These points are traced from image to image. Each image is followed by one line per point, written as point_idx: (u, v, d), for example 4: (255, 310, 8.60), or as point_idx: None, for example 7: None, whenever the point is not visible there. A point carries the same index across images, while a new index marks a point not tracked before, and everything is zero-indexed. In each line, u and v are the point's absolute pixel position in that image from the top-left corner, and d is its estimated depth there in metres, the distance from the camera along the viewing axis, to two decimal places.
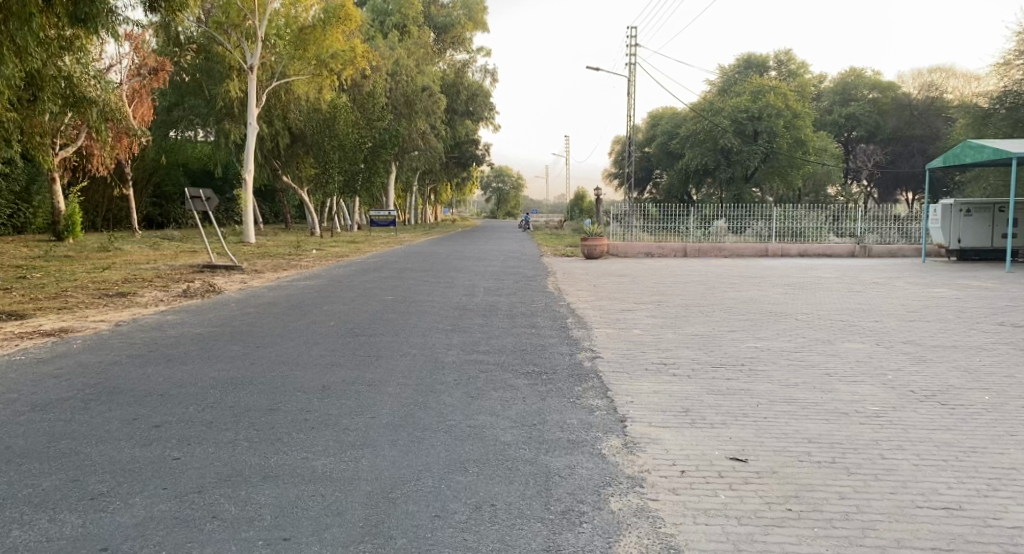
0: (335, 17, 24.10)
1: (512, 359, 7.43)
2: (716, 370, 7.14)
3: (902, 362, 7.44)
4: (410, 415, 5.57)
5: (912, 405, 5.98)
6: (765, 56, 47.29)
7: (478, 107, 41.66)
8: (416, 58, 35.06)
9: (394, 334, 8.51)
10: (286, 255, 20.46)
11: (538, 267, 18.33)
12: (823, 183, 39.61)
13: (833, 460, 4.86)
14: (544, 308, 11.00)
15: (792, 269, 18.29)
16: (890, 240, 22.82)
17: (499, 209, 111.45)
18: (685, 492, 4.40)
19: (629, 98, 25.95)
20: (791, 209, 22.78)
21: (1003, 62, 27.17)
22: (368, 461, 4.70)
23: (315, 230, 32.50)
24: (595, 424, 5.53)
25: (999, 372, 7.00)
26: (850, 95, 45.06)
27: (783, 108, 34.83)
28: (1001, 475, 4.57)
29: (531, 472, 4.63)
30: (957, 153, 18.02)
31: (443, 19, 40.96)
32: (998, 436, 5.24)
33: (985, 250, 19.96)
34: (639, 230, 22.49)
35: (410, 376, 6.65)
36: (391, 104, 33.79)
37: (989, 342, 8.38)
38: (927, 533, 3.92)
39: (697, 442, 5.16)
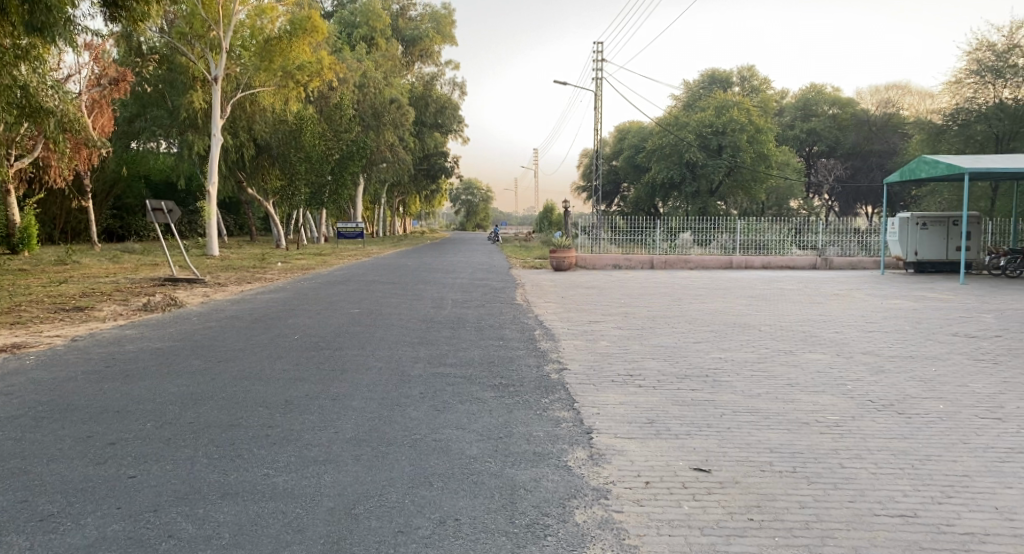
0: (302, 28, 23.90)
1: (479, 372, 7.41)
2: (681, 381, 7.20)
3: (861, 372, 7.58)
4: (374, 429, 5.53)
5: (870, 415, 6.10)
6: (728, 72, 48.15)
7: (447, 120, 41.67)
8: (384, 70, 35.17)
9: (359, 348, 8.45)
10: (251, 268, 20.20)
11: (507, 279, 18.34)
12: (785, 197, 40.24)
13: (794, 469, 4.94)
14: (511, 320, 11.02)
15: (756, 281, 18.55)
16: (850, 253, 23.28)
17: (468, 221, 111.25)
18: (649, 503, 4.43)
19: (596, 112, 26.22)
20: (755, 222, 23.16)
21: (953, 80, 28.01)
22: (331, 477, 4.65)
23: (281, 243, 32.11)
24: (561, 436, 5.54)
25: (953, 381, 7.18)
26: (812, 110, 45.92)
27: (746, 122, 35.49)
28: (954, 483, 4.68)
29: (497, 485, 4.62)
30: (912, 168, 18.43)
31: (411, 32, 40.91)
32: (951, 444, 5.38)
33: (940, 263, 20.49)
34: (607, 242, 22.77)
35: (376, 390, 6.60)
36: (358, 115, 33.68)
37: (944, 352, 8.60)
38: (884, 540, 3.99)
39: (662, 453, 5.20)
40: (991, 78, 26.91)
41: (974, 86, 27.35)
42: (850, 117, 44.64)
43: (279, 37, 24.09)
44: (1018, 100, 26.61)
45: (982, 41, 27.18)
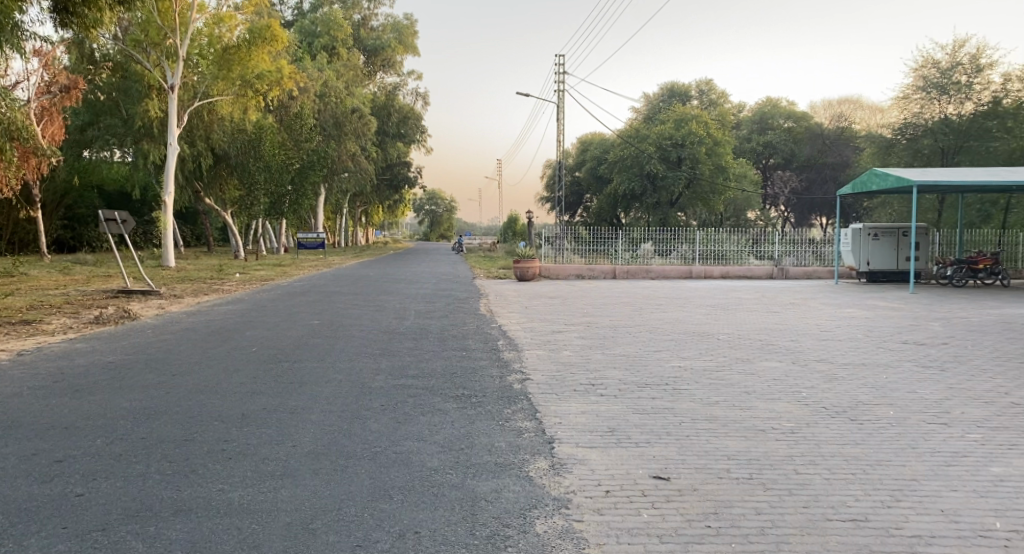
0: (262, 37, 23.66)
1: (441, 383, 7.39)
2: (642, 390, 7.28)
3: (816, 380, 7.75)
4: (334, 442, 5.48)
5: (825, 421, 6.24)
6: (687, 86, 48.93)
7: (410, 130, 41.55)
8: (346, 80, 34.92)
9: (319, 359, 8.36)
10: (207, 279, 19.80)
11: (470, 290, 18.32)
12: (743, 208, 40.96)
13: (751, 475, 5.02)
14: (474, 331, 11.00)
15: (715, 291, 18.82)
16: (805, 263, 23.76)
17: (432, 231, 110.72)
18: (610, 512, 4.46)
19: (559, 123, 26.41)
20: (714, 232, 23.50)
21: (901, 95, 28.87)
22: (288, 491, 4.58)
23: (240, 253, 31.61)
24: (523, 446, 5.55)
25: (902, 388, 7.40)
26: (768, 123, 46.75)
27: (704, 135, 36.15)
28: (903, 487, 4.80)
29: (457, 497, 4.61)
30: (864, 181, 18.92)
31: (373, 42, 40.71)
32: (901, 449, 5.53)
33: (891, 273, 21.05)
34: (571, 252, 22.95)
35: (336, 402, 6.54)
36: (320, 125, 33.43)
37: (894, 359, 8.83)
38: (836, 544, 4.07)
39: (621, 462, 5.25)
40: (936, 94, 27.84)
41: (922, 102, 28.25)
42: (805, 130, 45.78)
43: (238, 45, 23.83)
44: (963, 114, 27.55)
45: (927, 59, 28.12)
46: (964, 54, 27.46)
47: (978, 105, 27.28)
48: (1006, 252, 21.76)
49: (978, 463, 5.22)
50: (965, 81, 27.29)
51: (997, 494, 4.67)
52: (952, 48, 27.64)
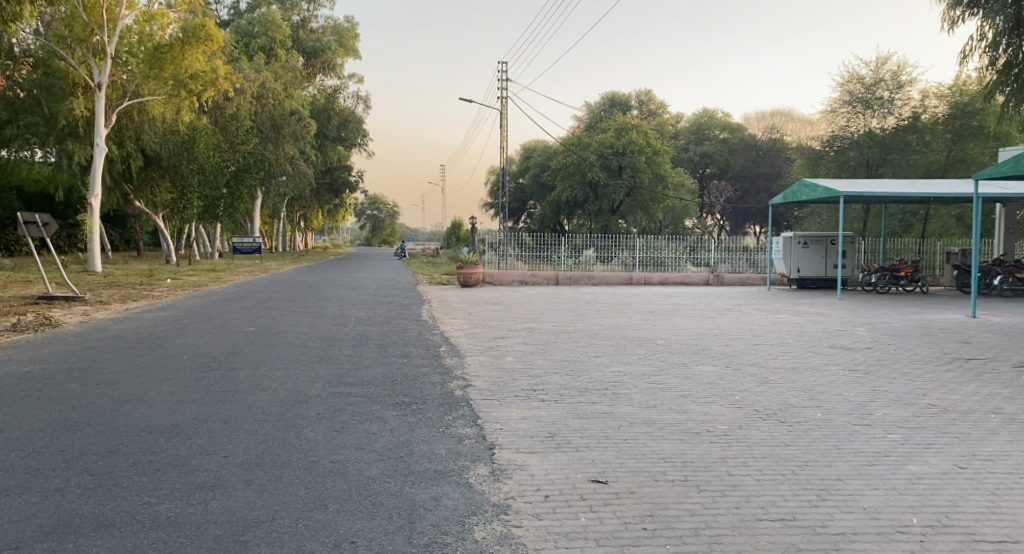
0: (196, 36, 23.04)
1: (381, 391, 7.30)
2: (582, 395, 7.35)
3: (749, 384, 7.96)
4: (268, 452, 5.36)
5: (757, 423, 6.42)
6: (627, 95, 49.72)
7: (350, 133, 41.13)
8: (285, 82, 34.12)
9: (254, 368, 8.16)
10: (137, 285, 19.09)
11: (412, 296, 18.18)
12: (681, 217, 41.72)
13: (686, 477, 5.13)
14: (416, 337, 10.93)
15: (654, 296, 19.18)
16: (740, 270, 24.20)
17: (374, 236, 109.52)
18: (548, 516, 4.48)
19: (501, 129, 26.53)
20: (653, 240, 23.95)
21: (828, 109, 29.93)
22: (219, 503, 4.46)
23: (172, 258, 30.64)
24: (463, 453, 5.53)
25: (830, 390, 7.66)
26: (704, 134, 47.84)
27: (644, 144, 36.91)
28: (829, 487, 4.97)
29: (395, 505, 4.56)
30: (794, 191, 19.59)
31: (312, 44, 40.06)
32: (826, 449, 5.73)
33: (820, 280, 21.80)
34: (514, 258, 23.37)
35: (272, 411, 6.39)
36: (256, 127, 32.84)
37: (822, 363, 9.16)
38: (766, 543, 4.18)
39: (562, 467, 5.28)
40: (861, 108, 28.99)
41: (848, 115, 29.39)
42: (739, 141, 47.04)
43: (170, 44, 23.17)
44: (886, 128, 28.74)
45: (852, 75, 29.25)
46: (886, 70, 28.69)
47: (900, 119, 28.53)
48: (925, 260, 22.79)
49: (898, 462, 5.44)
50: (887, 97, 28.52)
51: (914, 491, 4.88)
52: (875, 65, 28.86)
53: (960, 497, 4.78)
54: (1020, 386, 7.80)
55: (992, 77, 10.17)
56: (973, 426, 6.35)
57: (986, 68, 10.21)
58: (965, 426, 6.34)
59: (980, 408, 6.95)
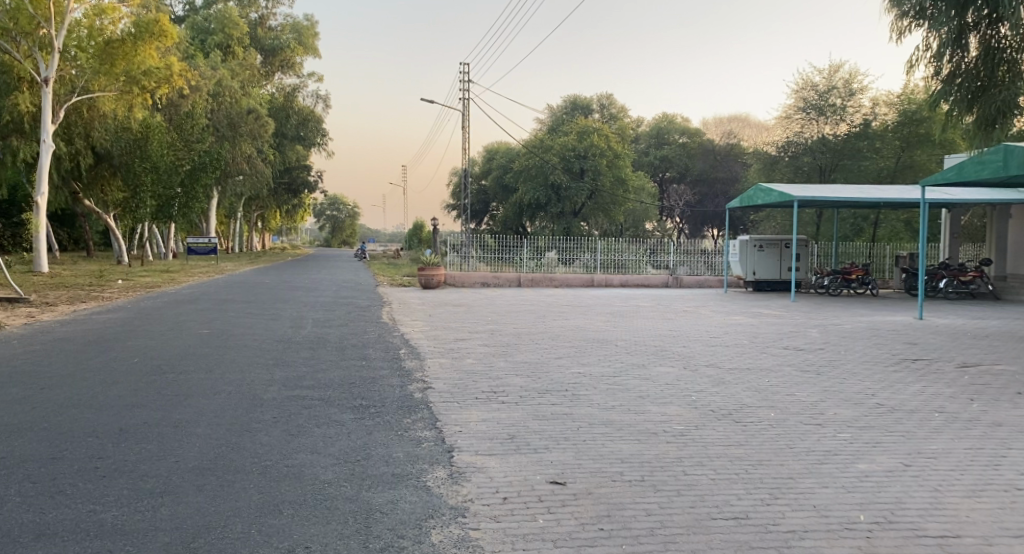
0: (149, 32, 22.51)
1: (338, 394, 7.21)
2: (542, 396, 7.36)
3: (706, 384, 8.07)
4: (221, 457, 5.25)
5: (712, 423, 6.52)
6: (589, 99, 50.02)
7: (309, 133, 40.68)
8: (242, 79, 33.52)
9: (207, 371, 7.98)
10: (86, 286, 18.56)
11: (372, 297, 18.01)
12: (642, 219, 42.03)
13: (643, 477, 5.17)
14: (376, 339, 10.83)
15: (615, 299, 19.32)
16: (698, 272, 24.57)
17: (334, 237, 108.40)
18: (506, 518, 4.48)
19: (463, 130, 26.48)
20: (615, 242, 24.11)
21: (784, 115, 30.56)
22: (168, 509, 4.36)
23: (123, 258, 29.86)
24: (421, 456, 5.50)
25: (784, 391, 7.80)
26: (664, 138, 48.35)
27: (605, 148, 37.25)
28: (781, 485, 5.07)
29: (351, 509, 4.51)
30: (751, 195, 19.92)
31: (271, 42, 39.49)
32: (779, 449, 5.83)
33: (775, 282, 22.21)
34: (476, 260, 23.37)
35: (224, 415, 6.27)
36: (212, 125, 32.20)
37: (776, 364, 9.33)
38: (719, 542, 4.23)
39: (520, 469, 5.28)
40: (815, 115, 29.66)
41: (803, 121, 30.02)
42: (698, 146, 47.73)
43: (122, 39, 22.62)
44: (838, 135, 29.43)
45: (806, 82, 29.89)
46: (838, 78, 29.31)
47: (852, 126, 29.22)
48: (876, 263, 23.41)
49: (847, 460, 5.57)
50: (840, 104, 29.18)
51: (862, 489, 5.00)
52: (828, 72, 29.45)
53: (905, 494, 4.91)
54: (963, 386, 8.05)
55: (936, 87, 10.45)
56: (919, 425, 6.54)
57: (929, 78, 10.47)
58: (912, 425, 6.51)
59: (926, 407, 7.15)
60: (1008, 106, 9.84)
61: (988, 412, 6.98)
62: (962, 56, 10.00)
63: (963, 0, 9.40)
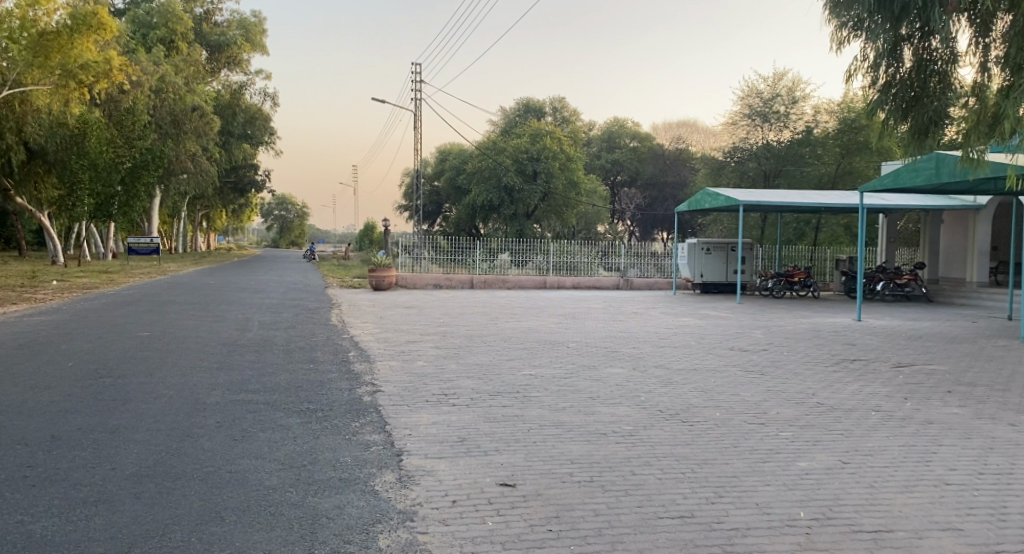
0: (86, 24, 21.58)
1: (285, 398, 7.08)
2: (493, 398, 7.36)
3: (654, 385, 8.18)
4: (161, 463, 5.10)
5: (660, 423, 6.61)
6: (542, 102, 50.22)
7: (257, 131, 40.08)
8: (186, 75, 32.63)
9: (147, 375, 7.74)
10: (18, 287, 17.81)
11: (322, 299, 17.75)
12: (594, 222, 42.31)
13: (592, 478, 5.20)
14: (324, 342, 10.68)
15: (567, 300, 19.43)
16: (648, 274, 24.89)
17: (282, 238, 106.52)
18: (455, 522, 4.45)
19: (416, 131, 26.32)
20: (567, 244, 24.24)
21: (730, 121, 31.17)
22: (103, 518, 4.22)
23: (58, 258, 28.80)
24: (369, 460, 5.43)
25: (730, 391, 7.96)
26: (616, 142, 48.84)
27: (558, 151, 37.52)
28: (725, 483, 5.16)
29: (297, 515, 4.43)
30: (698, 199, 20.25)
31: (217, 38, 38.58)
32: (725, 448, 5.95)
33: (722, 285, 22.65)
34: (429, 262, 23.16)
35: (165, 420, 6.10)
36: (155, 122, 31.23)
37: (723, 364, 9.52)
38: (665, 541, 4.28)
39: (470, 471, 5.26)
40: (759, 121, 30.31)
41: (748, 127, 30.67)
42: (648, 150, 48.43)
43: (57, 31, 21.48)
44: (782, 141, 30.15)
45: (751, 89, 30.53)
46: (782, 86, 30.03)
47: (795, 133, 29.96)
48: (817, 266, 24.06)
49: (789, 458, 5.70)
50: (783, 111, 29.92)
51: (803, 486, 5.13)
52: (772, 80, 30.16)
53: (843, 491, 5.05)
54: (898, 386, 8.33)
55: (871, 96, 10.74)
56: (857, 423, 6.74)
57: (866, 88, 10.75)
58: (850, 423, 6.71)
59: (862, 405, 7.39)
60: (940, 116, 10.37)
61: (920, 410, 7.23)
62: (896, 67, 10.36)
63: (898, 14, 9.65)
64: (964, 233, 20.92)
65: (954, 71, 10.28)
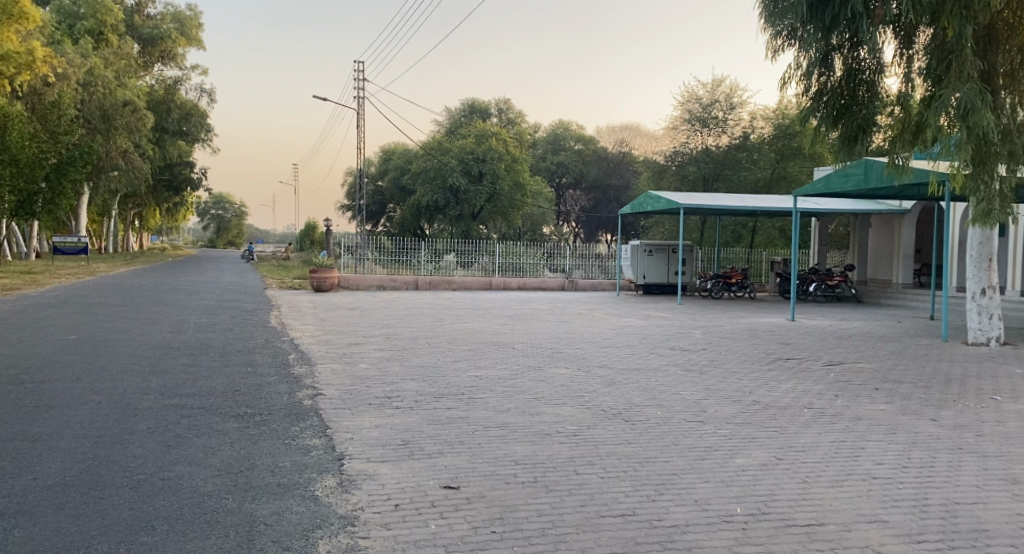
0: (8, 14, 20.52)
1: (221, 402, 6.91)
2: (438, 401, 7.33)
3: (598, 384, 8.28)
4: (87, 472, 4.92)
5: (603, 423, 6.69)
6: (487, 103, 50.14)
7: (193, 128, 39.00)
8: (116, 69, 31.47)
9: (74, 380, 7.44)
10: None
11: (263, 301, 17.36)
12: (539, 223, 42.51)
13: (535, 478, 5.23)
14: (263, 345, 10.45)
15: (513, 301, 19.47)
16: (592, 275, 25.13)
17: (219, 238, 103.74)
18: (397, 526, 4.41)
19: (359, 130, 26.04)
20: (513, 245, 24.30)
21: (671, 125, 31.67)
22: (23, 531, 4.04)
23: None
24: (309, 464, 5.35)
25: (670, 390, 8.11)
26: (561, 145, 49.01)
27: (503, 152, 37.65)
28: (666, 481, 5.26)
29: (233, 523, 4.33)
30: (640, 202, 20.58)
31: (150, 31, 37.33)
32: (665, 446, 6.05)
33: (663, 285, 23.05)
34: (372, 263, 22.91)
35: (92, 427, 5.88)
36: (83, 117, 30.00)
37: (664, 364, 9.70)
38: (607, 539, 4.33)
39: (413, 474, 5.23)
40: (699, 127, 30.92)
41: (687, 132, 31.24)
42: (593, 153, 49.03)
43: None
44: (720, 146, 30.77)
45: (690, 95, 31.02)
46: (720, 92, 30.56)
47: (732, 138, 30.67)
48: (754, 268, 24.71)
49: (726, 456, 5.84)
50: (721, 117, 30.58)
51: (740, 482, 5.26)
52: (712, 86, 30.73)
53: (777, 486, 5.20)
54: (829, 383, 8.63)
55: (804, 104, 11.03)
56: (790, 420, 6.96)
57: (799, 95, 11.03)
58: (784, 420, 6.92)
59: (796, 403, 7.64)
60: (868, 123, 10.79)
61: (850, 407, 7.51)
62: (827, 76, 10.72)
63: (829, 24, 10.05)
64: (890, 236, 21.76)
65: (881, 81, 10.75)
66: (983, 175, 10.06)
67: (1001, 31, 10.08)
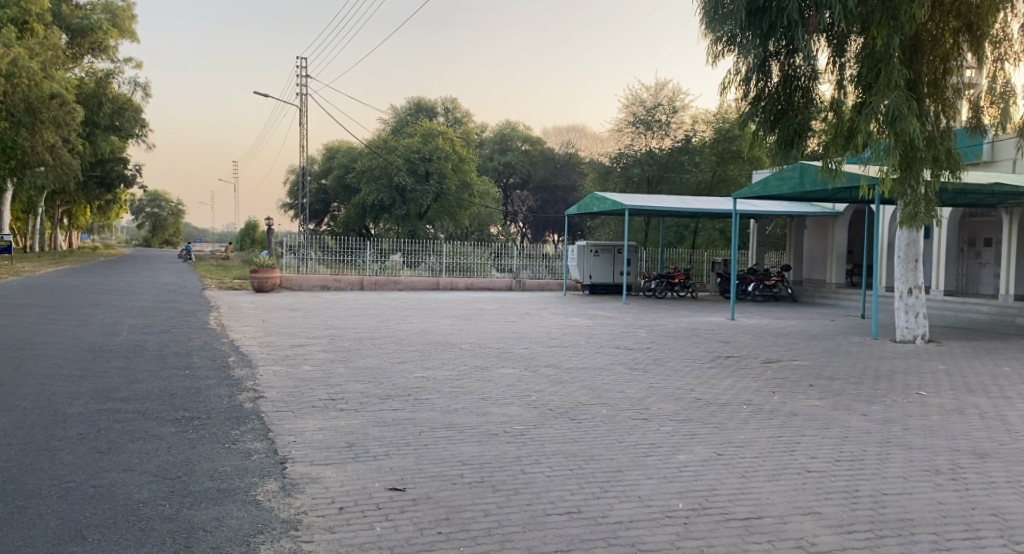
0: None
1: (157, 406, 6.72)
2: (384, 402, 7.27)
3: (544, 384, 8.33)
4: (12, 481, 4.73)
5: (549, 422, 6.74)
6: (434, 102, 50.01)
7: (125, 123, 37.67)
8: (43, 61, 30.13)
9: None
10: None
11: (202, 302, 16.89)
12: (486, 223, 42.53)
13: (482, 479, 5.25)
14: (202, 347, 10.19)
15: (461, 301, 19.41)
16: (540, 276, 25.28)
17: (154, 238, 100.53)
18: (341, 529, 4.37)
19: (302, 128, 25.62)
20: (460, 245, 24.23)
21: (616, 128, 32.11)
22: None
23: None
24: (250, 468, 5.25)
25: (615, 388, 8.22)
26: (507, 145, 49.17)
27: (449, 151, 37.59)
28: (610, 478, 5.34)
29: (169, 530, 4.22)
30: (586, 203, 20.78)
31: (78, 22, 35.91)
32: (611, 443, 6.14)
33: (609, 285, 23.33)
34: (315, 263, 22.59)
35: (16, 434, 5.64)
36: (5, 110, 28.61)
37: (609, 363, 9.83)
38: (552, 537, 4.37)
39: (357, 477, 5.18)
40: (643, 129, 31.39)
41: (632, 134, 31.69)
42: (539, 154, 49.35)
43: None
44: (663, 149, 31.25)
45: (634, 98, 31.51)
46: (663, 95, 31.16)
47: (675, 141, 31.21)
48: (696, 268, 25.25)
49: (668, 453, 5.95)
50: (664, 120, 31.12)
51: (681, 478, 5.37)
52: (655, 90, 31.29)
53: (718, 481, 5.33)
54: (768, 380, 8.88)
55: (743, 108, 11.32)
56: (730, 416, 7.13)
57: (738, 100, 11.33)
58: (724, 417, 7.09)
59: (736, 400, 7.84)
60: (803, 128, 11.13)
61: (787, 403, 7.74)
62: (766, 81, 11.01)
63: (766, 30, 10.30)
64: (824, 237, 22.52)
65: (815, 88, 11.09)
66: (910, 180, 10.49)
67: (925, 42, 10.55)
